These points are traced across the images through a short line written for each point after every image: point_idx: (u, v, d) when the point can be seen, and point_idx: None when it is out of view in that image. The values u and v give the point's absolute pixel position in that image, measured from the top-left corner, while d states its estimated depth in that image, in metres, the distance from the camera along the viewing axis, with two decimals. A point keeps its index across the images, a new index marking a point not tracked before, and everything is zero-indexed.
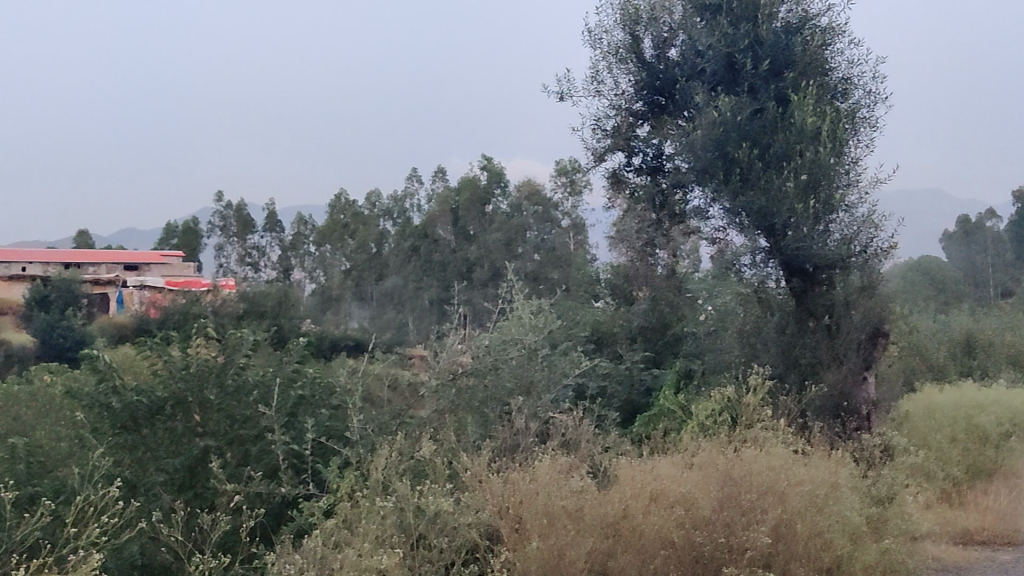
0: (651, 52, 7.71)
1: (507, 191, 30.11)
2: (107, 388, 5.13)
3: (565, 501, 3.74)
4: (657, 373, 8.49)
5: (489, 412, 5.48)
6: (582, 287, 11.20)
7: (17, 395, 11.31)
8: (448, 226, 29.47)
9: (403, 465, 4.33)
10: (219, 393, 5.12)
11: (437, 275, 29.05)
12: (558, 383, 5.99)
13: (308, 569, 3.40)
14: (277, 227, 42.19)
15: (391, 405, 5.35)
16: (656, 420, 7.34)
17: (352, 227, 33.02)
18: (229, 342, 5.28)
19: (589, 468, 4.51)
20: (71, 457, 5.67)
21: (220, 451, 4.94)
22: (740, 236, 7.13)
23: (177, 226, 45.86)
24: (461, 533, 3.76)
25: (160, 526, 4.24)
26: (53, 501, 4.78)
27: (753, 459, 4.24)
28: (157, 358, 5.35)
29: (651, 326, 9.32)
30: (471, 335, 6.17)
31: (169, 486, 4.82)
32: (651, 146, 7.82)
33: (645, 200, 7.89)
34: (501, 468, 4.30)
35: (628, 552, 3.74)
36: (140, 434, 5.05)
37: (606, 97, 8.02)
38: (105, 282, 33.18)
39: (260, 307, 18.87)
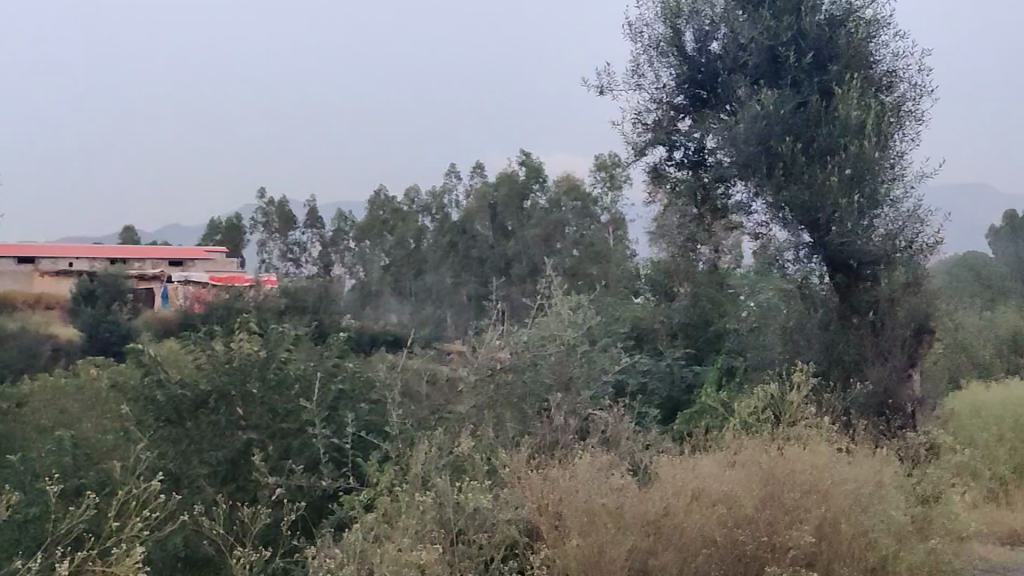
0: (693, 45, 7.62)
1: (545, 187, 30.11)
2: (153, 381, 5.31)
3: (606, 499, 3.69)
4: (698, 370, 8.47)
5: (527, 408, 5.43)
6: (621, 283, 11.23)
7: (65, 389, 11.53)
8: (486, 222, 29.80)
9: (442, 460, 4.32)
10: (262, 386, 5.20)
11: (475, 271, 29.30)
12: (598, 380, 5.84)
13: (350, 563, 3.43)
14: (319, 223, 42.67)
15: (429, 400, 5.39)
16: (697, 418, 7.33)
17: (391, 223, 33.74)
18: (272, 336, 5.40)
19: (630, 466, 4.50)
20: (116, 450, 5.76)
21: (262, 444, 4.98)
22: (783, 231, 7.04)
23: (220, 222, 46.30)
24: (501, 529, 3.76)
25: (203, 519, 4.30)
26: (98, 493, 4.88)
27: (796, 458, 4.20)
28: (200, 352, 5.44)
29: (691, 323, 9.21)
30: (509, 331, 6.16)
31: (212, 478, 4.91)
32: (693, 140, 7.73)
33: (687, 195, 7.83)
34: (540, 464, 4.26)
35: (669, 551, 3.71)
36: (185, 426, 5.19)
37: (647, 90, 7.97)
38: (150, 277, 33.65)
39: (301, 302, 19.07)
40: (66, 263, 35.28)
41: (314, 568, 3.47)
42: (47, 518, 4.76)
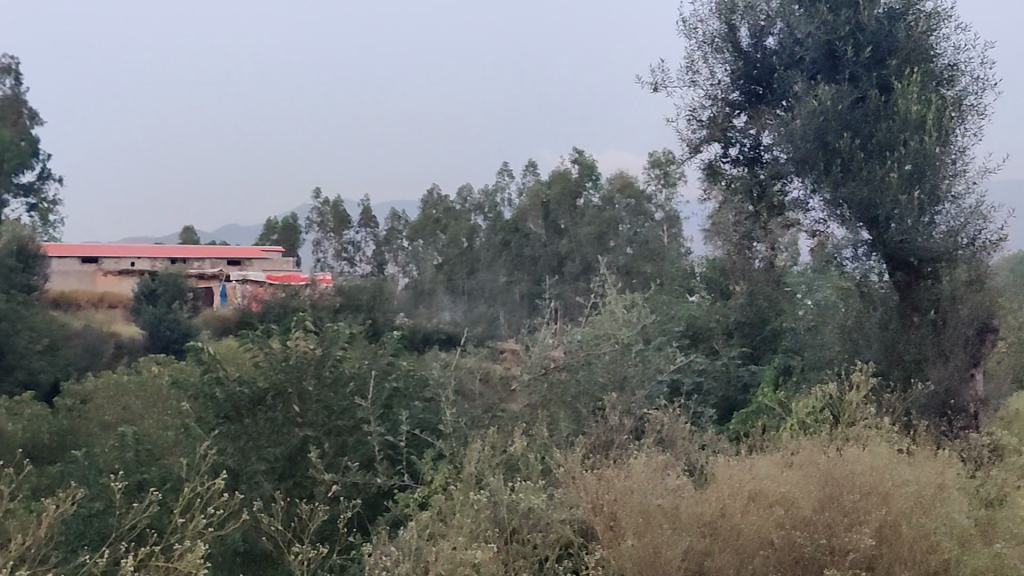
0: (748, 40, 7.54)
1: (598, 184, 29.75)
2: (212, 378, 5.41)
3: (661, 499, 3.66)
4: (754, 369, 8.37)
5: (581, 408, 5.40)
6: (676, 282, 11.20)
7: (127, 385, 11.74)
8: (539, 220, 29.66)
9: (496, 459, 4.33)
10: (318, 384, 5.28)
11: (528, 269, 29.62)
12: (653, 380, 5.80)
13: (406, 561, 3.45)
14: (373, 223, 43.10)
15: (483, 398, 5.46)
16: (754, 418, 7.26)
17: (444, 222, 33.89)
18: (327, 334, 5.43)
19: (685, 466, 4.47)
20: (177, 448, 5.89)
21: (318, 441, 5.03)
22: (841, 228, 6.93)
23: (277, 222, 46.87)
24: (555, 529, 3.76)
25: (263, 515, 4.36)
26: (160, 488, 4.98)
27: (857, 459, 4.14)
28: (257, 351, 5.54)
29: (748, 321, 9.09)
30: (563, 330, 6.14)
31: (270, 474, 4.96)
32: (749, 137, 7.65)
33: (742, 192, 7.76)
34: (596, 464, 4.24)
35: (726, 552, 3.66)
36: (243, 424, 5.27)
37: (701, 87, 7.91)
38: (209, 276, 34.27)
39: (355, 301, 19.30)
40: (128, 262, 36.12)
41: (370, 567, 3.50)
42: (110, 514, 4.88)
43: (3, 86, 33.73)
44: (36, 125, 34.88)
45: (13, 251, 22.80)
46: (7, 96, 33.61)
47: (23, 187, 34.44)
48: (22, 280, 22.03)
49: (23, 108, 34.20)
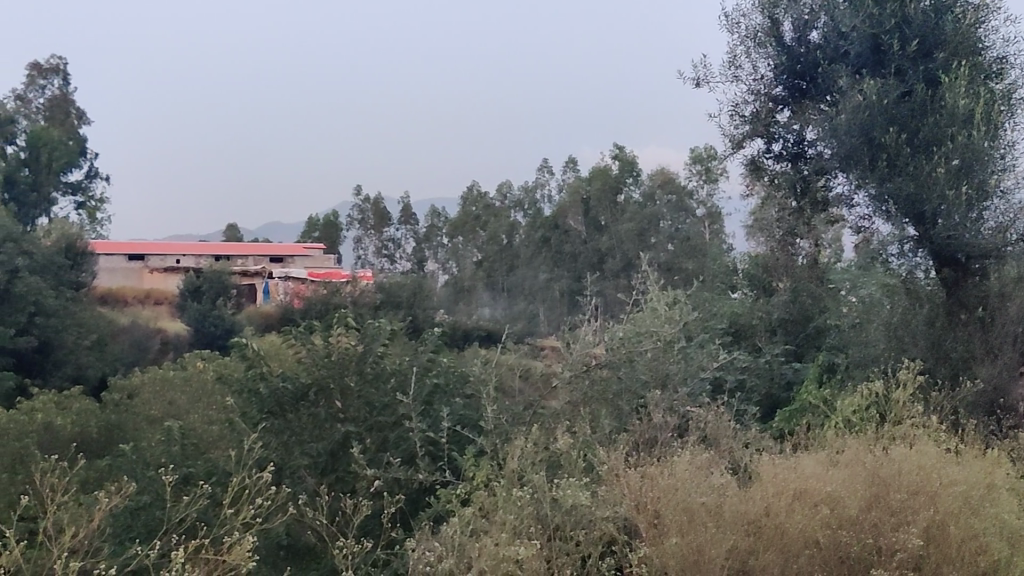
0: (791, 35, 7.46)
1: (639, 180, 29.61)
2: (256, 374, 5.50)
3: (704, 497, 3.63)
4: (797, 367, 8.36)
5: (623, 405, 5.35)
6: (718, 278, 11.16)
7: (173, 380, 12.01)
8: (579, 217, 29.48)
9: (538, 456, 4.33)
10: (359, 380, 5.32)
11: (568, 266, 29.41)
12: (694, 378, 5.69)
13: (449, 557, 3.46)
14: (412, 220, 43.28)
15: (524, 395, 5.47)
16: (798, 416, 7.22)
17: (483, 219, 33.93)
18: (369, 331, 5.46)
19: (729, 464, 4.45)
20: (222, 441, 5.99)
21: (360, 436, 5.06)
22: (887, 224, 6.86)
23: (318, 220, 47.15)
24: (597, 527, 3.73)
25: (307, 509, 4.40)
26: (206, 481, 5.06)
27: (903, 459, 4.08)
28: (301, 346, 5.61)
29: (792, 318, 9.07)
30: (604, 327, 6.11)
31: (313, 469, 5.01)
32: (793, 132, 7.57)
33: (786, 187, 7.68)
34: (640, 462, 4.22)
35: (771, 551, 3.60)
36: (287, 419, 5.33)
37: (744, 82, 7.86)
38: (253, 273, 34.67)
39: (395, 298, 19.40)
40: (174, 259, 36.65)
41: (414, 562, 3.52)
42: (158, 507, 4.99)
43: (52, 86, 34.36)
44: (84, 124, 35.51)
45: (62, 248, 23.21)
46: (56, 97, 34.24)
47: (71, 186, 35.08)
48: (70, 276, 22.43)
49: (71, 107, 34.81)
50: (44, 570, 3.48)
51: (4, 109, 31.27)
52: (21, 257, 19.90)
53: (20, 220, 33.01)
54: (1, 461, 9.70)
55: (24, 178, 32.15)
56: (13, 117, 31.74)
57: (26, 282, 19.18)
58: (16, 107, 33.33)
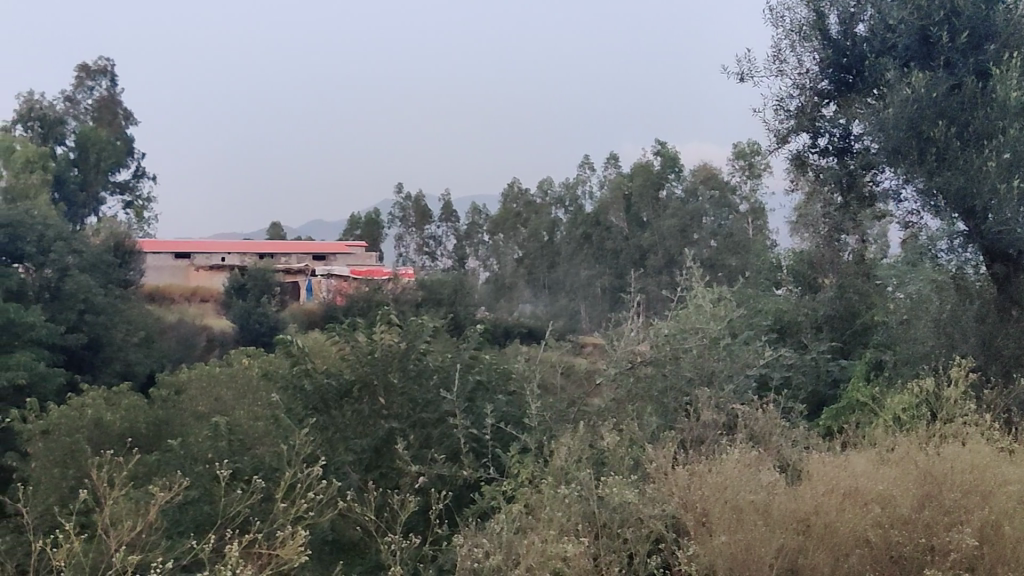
0: (837, 28, 7.36)
1: (681, 176, 29.45)
2: (301, 371, 5.58)
3: (753, 496, 3.60)
4: (844, 364, 8.28)
5: (667, 403, 5.32)
6: (762, 274, 11.06)
7: (219, 376, 12.17)
8: (621, 214, 29.40)
9: (585, 453, 4.32)
10: (402, 377, 5.35)
11: (610, 263, 29.34)
12: (740, 374, 5.62)
13: (497, 553, 3.47)
14: (454, 217, 43.44)
15: (567, 393, 5.46)
16: (845, 414, 7.14)
17: (525, 216, 33.96)
18: (411, 327, 5.49)
19: (777, 462, 4.42)
20: (268, 435, 6.07)
21: (404, 433, 5.08)
22: (935, 219, 6.74)
23: (360, 218, 47.46)
24: (645, 524, 3.69)
25: (355, 504, 4.44)
26: (254, 476, 5.13)
27: (956, 458, 4.01)
28: (344, 343, 5.65)
29: (838, 315, 8.93)
30: (648, 324, 6.08)
31: (357, 465, 5.05)
32: (838, 126, 7.48)
33: (832, 182, 7.60)
34: (687, 460, 4.20)
35: (821, 550, 3.54)
36: (331, 415, 5.39)
37: (788, 76, 7.78)
38: (296, 271, 35.02)
39: (437, 295, 19.54)
40: (219, 258, 37.14)
41: (463, 558, 3.55)
42: (206, 503, 5.06)
43: (100, 88, 34.91)
44: (130, 125, 36.05)
45: (111, 246, 23.61)
46: (103, 98, 34.80)
47: (118, 186, 35.66)
48: (119, 274, 22.80)
49: (118, 108, 35.34)
50: (104, 563, 3.56)
51: (53, 111, 32.49)
52: (71, 255, 20.27)
53: (70, 219, 33.64)
54: (55, 455, 9.92)
55: (73, 178, 32.79)
56: (62, 118, 32.79)
57: (76, 280, 19.54)
58: (66, 108, 33.92)
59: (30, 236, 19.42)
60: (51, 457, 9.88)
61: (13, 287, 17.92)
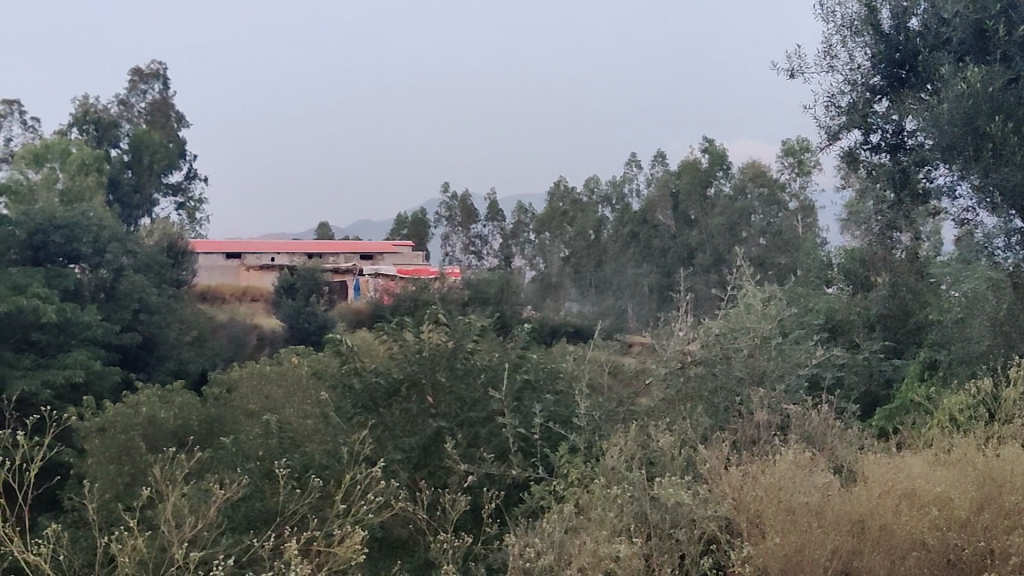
0: (890, 23, 7.26)
1: (730, 174, 29.11)
2: (350, 370, 5.62)
3: (808, 498, 3.56)
4: (897, 364, 8.17)
5: (718, 403, 5.30)
6: (813, 272, 10.89)
7: (270, 374, 12.29)
8: (668, 211, 29.34)
9: (637, 454, 4.31)
10: (450, 376, 5.39)
11: (657, 261, 29.16)
12: (792, 374, 5.57)
13: (549, 553, 3.47)
14: (500, 216, 43.47)
15: (615, 393, 5.45)
16: (899, 416, 7.00)
17: (571, 214, 33.82)
18: (459, 327, 5.50)
19: (831, 464, 4.37)
20: (317, 433, 6.12)
21: (452, 431, 5.13)
22: (991, 216, 6.62)
23: (406, 217, 47.72)
24: (698, 525, 3.66)
25: (407, 503, 4.47)
26: (304, 474, 5.19)
27: (1018, 460, 3.93)
28: (392, 342, 5.68)
29: (891, 314, 8.84)
30: (698, 324, 6.02)
31: (406, 464, 5.08)
32: (891, 122, 7.37)
33: (884, 179, 7.48)
34: (740, 461, 4.16)
35: (877, 552, 3.48)
36: (380, 414, 5.44)
37: (840, 72, 7.67)
38: (344, 270, 35.30)
39: (484, 294, 19.55)
40: (268, 258, 37.56)
41: (517, 558, 3.56)
42: (261, 499, 5.15)
43: (153, 91, 35.49)
44: (183, 127, 36.57)
45: (164, 247, 23.99)
46: (156, 101, 35.38)
47: (171, 187, 36.21)
48: (172, 274, 23.18)
49: (171, 111, 35.88)
50: (167, 562, 3.64)
51: (107, 115, 33.07)
52: (125, 255, 20.65)
53: (124, 220, 34.23)
54: (111, 452, 10.11)
55: (127, 180, 33.38)
56: (117, 122, 33.37)
57: (131, 279, 19.89)
58: (120, 112, 34.48)
59: (86, 237, 19.82)
60: (106, 454, 10.07)
61: (69, 287, 18.28)
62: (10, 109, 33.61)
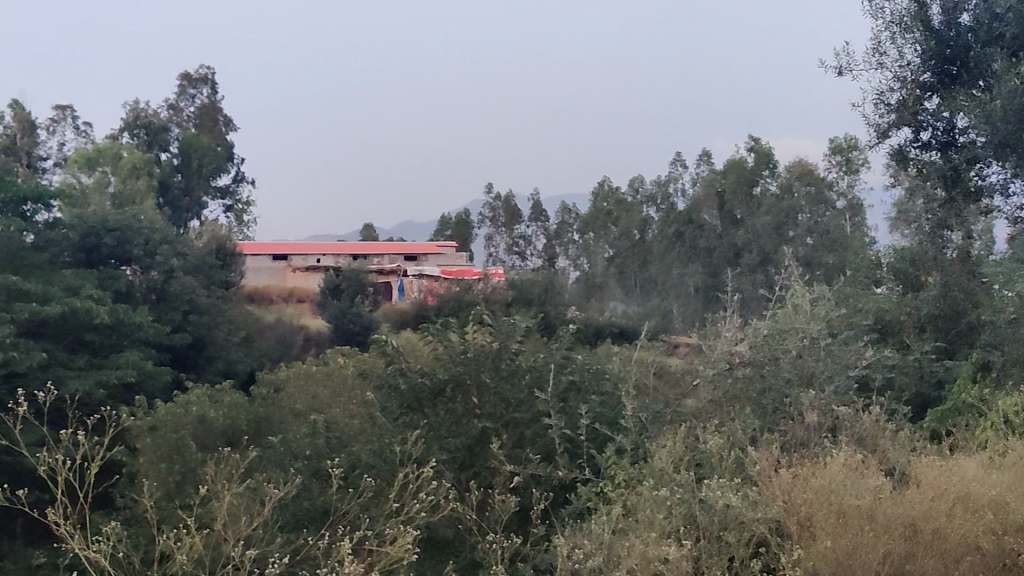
0: (940, 18, 7.15)
1: (776, 173, 28.84)
2: (395, 370, 5.64)
3: (860, 500, 3.51)
4: (949, 364, 7.97)
5: (765, 403, 5.19)
6: (862, 271, 10.75)
7: (316, 374, 12.41)
8: (714, 211, 29.26)
9: (685, 456, 4.29)
10: (495, 376, 5.41)
11: (703, 260, 28.93)
12: (842, 375, 5.50)
13: (598, 554, 3.47)
14: (543, 217, 43.43)
15: (661, 394, 5.43)
16: (951, 417, 6.88)
17: (615, 214, 33.69)
18: (504, 327, 5.50)
19: (883, 467, 4.31)
20: (363, 433, 6.17)
21: (497, 432, 5.16)
22: None
23: (450, 218, 47.92)
24: (749, 528, 3.63)
25: (456, 504, 4.50)
26: (350, 475, 5.22)
27: None
28: (437, 343, 5.70)
29: (942, 314, 8.62)
30: (745, 324, 5.99)
31: (452, 464, 5.12)
32: (942, 120, 7.25)
33: (935, 178, 7.37)
34: (790, 463, 4.13)
35: (930, 556, 3.41)
36: (425, 413, 5.48)
37: (889, 69, 7.55)
38: (388, 271, 35.50)
39: (528, 294, 19.54)
40: (314, 259, 37.93)
41: (568, 561, 3.56)
42: (310, 499, 5.22)
43: (201, 95, 36.01)
44: (230, 131, 37.05)
45: (213, 249, 24.34)
46: (205, 105, 35.91)
47: (219, 190, 36.71)
48: (220, 275, 23.52)
49: (219, 115, 36.37)
50: (223, 560, 3.70)
51: (157, 119, 33.63)
52: (176, 257, 20.98)
53: (173, 223, 34.81)
54: (162, 451, 10.28)
55: (177, 183, 33.91)
56: (167, 126, 33.93)
57: (180, 281, 20.23)
58: (169, 116, 35.08)
59: (137, 239, 20.20)
60: (158, 453, 10.23)
61: (122, 288, 18.64)
62: (63, 114, 34.31)
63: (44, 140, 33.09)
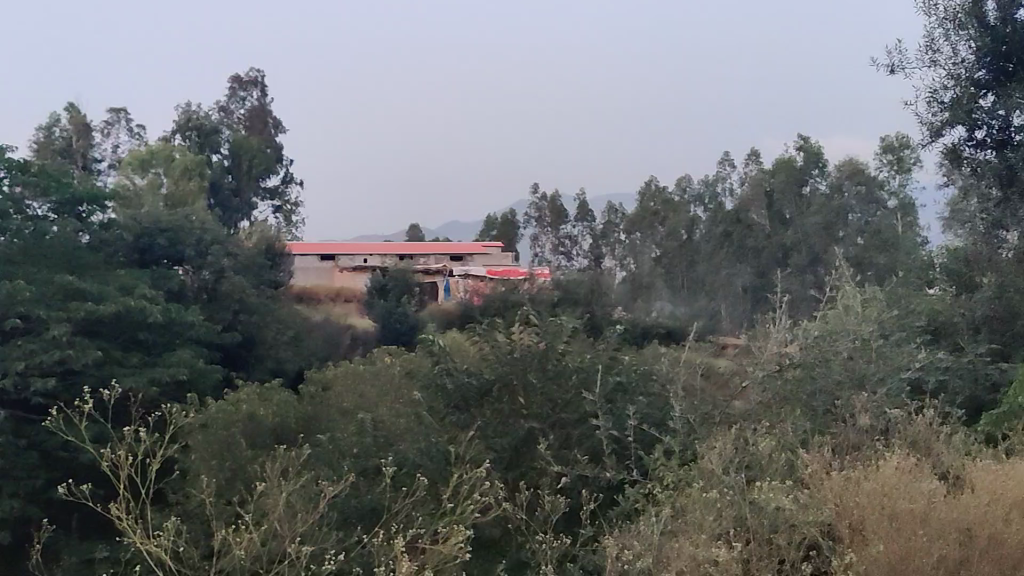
0: (995, 15, 7.09)
1: (826, 172, 28.54)
2: (442, 370, 5.68)
3: (913, 504, 3.46)
4: (1004, 367, 7.80)
5: (816, 406, 5.14)
6: (914, 272, 10.58)
7: (364, 373, 12.54)
8: (763, 210, 29.14)
9: (735, 457, 4.27)
10: (542, 376, 5.42)
11: (752, 261, 28.54)
12: (893, 376, 5.44)
13: (647, 555, 3.47)
14: (589, 217, 43.30)
15: (709, 395, 5.40)
16: (1006, 420, 6.75)
17: (662, 214, 33.50)
18: (550, 328, 5.54)
19: (936, 470, 4.26)
20: (410, 431, 6.22)
21: (544, 432, 5.19)
22: None
23: (495, 219, 48.00)
24: (799, 531, 3.59)
25: (503, 504, 4.53)
26: (398, 472, 5.28)
27: None
28: (484, 343, 5.74)
29: (997, 316, 8.47)
30: (794, 325, 5.95)
31: (498, 463, 5.15)
32: (998, 117, 7.11)
33: (990, 176, 7.24)
34: (841, 466, 4.10)
35: (986, 561, 3.36)
36: (471, 412, 5.52)
37: (942, 67, 7.43)
38: (434, 271, 35.64)
39: (574, 294, 19.51)
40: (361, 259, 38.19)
41: (618, 560, 3.56)
42: (359, 495, 5.27)
43: (252, 98, 36.50)
44: (280, 133, 37.51)
45: (262, 250, 24.63)
46: (255, 108, 36.42)
47: (269, 191, 37.16)
48: (270, 275, 23.82)
49: (269, 117, 36.84)
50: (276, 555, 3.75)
51: (209, 122, 34.16)
52: (227, 257, 21.27)
53: (224, 223, 35.29)
54: (213, 448, 10.45)
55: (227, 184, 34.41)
56: (218, 128, 34.44)
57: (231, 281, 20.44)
58: (220, 118, 35.62)
59: (189, 239, 20.51)
60: (209, 449, 10.41)
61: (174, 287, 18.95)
62: (117, 116, 34.96)
63: (99, 143, 33.74)
